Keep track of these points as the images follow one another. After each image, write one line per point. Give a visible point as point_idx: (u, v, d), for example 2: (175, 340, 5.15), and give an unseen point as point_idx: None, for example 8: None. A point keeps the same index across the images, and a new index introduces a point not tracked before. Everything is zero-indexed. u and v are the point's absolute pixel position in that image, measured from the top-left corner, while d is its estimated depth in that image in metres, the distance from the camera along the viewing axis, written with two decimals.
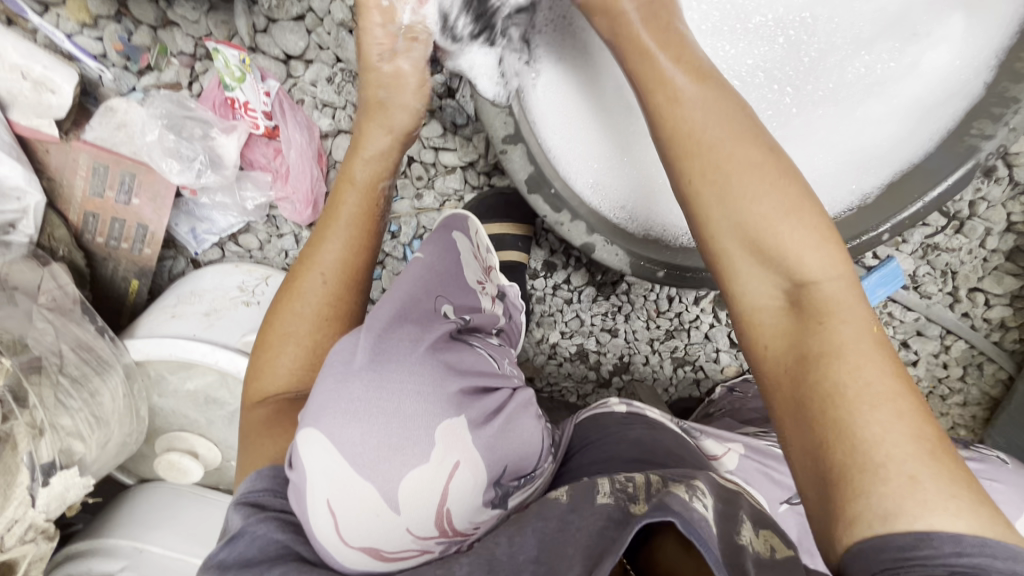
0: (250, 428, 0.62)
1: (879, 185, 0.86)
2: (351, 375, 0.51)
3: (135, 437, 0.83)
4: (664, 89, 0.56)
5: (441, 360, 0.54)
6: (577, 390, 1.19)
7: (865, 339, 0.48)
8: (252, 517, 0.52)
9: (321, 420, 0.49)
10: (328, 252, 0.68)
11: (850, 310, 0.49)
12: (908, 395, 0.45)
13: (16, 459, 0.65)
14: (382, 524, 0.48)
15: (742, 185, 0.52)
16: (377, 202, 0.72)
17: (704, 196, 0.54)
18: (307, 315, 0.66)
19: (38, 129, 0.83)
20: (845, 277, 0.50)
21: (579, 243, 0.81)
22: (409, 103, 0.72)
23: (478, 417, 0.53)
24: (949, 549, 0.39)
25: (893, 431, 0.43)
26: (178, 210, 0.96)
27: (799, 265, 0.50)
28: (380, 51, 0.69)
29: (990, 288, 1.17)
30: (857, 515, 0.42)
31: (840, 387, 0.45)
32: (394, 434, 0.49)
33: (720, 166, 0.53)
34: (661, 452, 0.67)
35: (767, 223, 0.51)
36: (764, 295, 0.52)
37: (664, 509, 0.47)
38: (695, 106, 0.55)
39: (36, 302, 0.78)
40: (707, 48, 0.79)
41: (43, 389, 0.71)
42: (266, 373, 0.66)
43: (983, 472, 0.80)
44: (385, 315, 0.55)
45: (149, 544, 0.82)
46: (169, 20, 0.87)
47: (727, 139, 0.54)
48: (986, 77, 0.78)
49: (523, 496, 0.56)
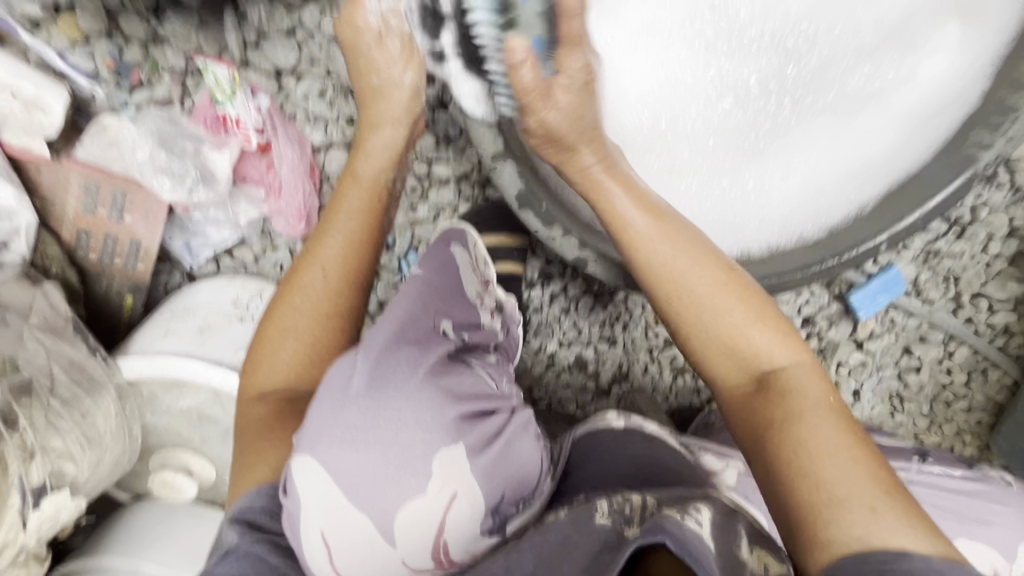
0: (248, 425, 0.61)
1: (877, 195, 0.84)
2: (347, 402, 0.49)
3: (129, 457, 0.83)
4: (629, 203, 0.68)
5: (440, 383, 0.52)
6: (576, 400, 1.16)
7: (819, 401, 0.58)
8: (247, 536, 0.53)
9: (317, 448, 0.48)
10: (330, 247, 0.68)
11: (813, 387, 0.59)
12: (859, 442, 0.54)
13: (7, 481, 0.65)
14: (376, 556, 0.48)
15: (712, 307, 0.64)
16: (378, 193, 0.73)
17: (681, 313, 0.65)
18: (308, 310, 0.65)
19: (29, 148, 0.83)
20: (786, 350, 0.62)
21: (571, 258, 0.80)
22: (400, 80, 0.72)
23: (476, 443, 0.51)
24: (921, 562, 0.46)
25: (849, 471, 0.52)
26: (172, 224, 0.95)
27: (744, 338, 0.62)
28: (367, 38, 0.70)
29: (993, 293, 1.16)
30: (827, 542, 0.49)
31: (801, 439, 0.55)
32: (390, 465, 0.48)
33: (666, 254, 0.66)
34: (656, 465, 0.67)
35: (733, 333, 0.62)
36: (734, 383, 0.62)
37: (657, 528, 0.46)
38: (656, 241, 0.66)
39: (27, 322, 0.78)
40: (704, 63, 0.85)
41: (33, 411, 0.71)
42: (263, 367, 0.64)
43: (987, 494, 0.79)
44: (383, 337, 0.53)
45: (143, 563, 0.82)
46: (160, 37, 0.88)
47: (670, 235, 0.67)
48: (984, 85, 0.75)
49: (524, 519, 0.54)
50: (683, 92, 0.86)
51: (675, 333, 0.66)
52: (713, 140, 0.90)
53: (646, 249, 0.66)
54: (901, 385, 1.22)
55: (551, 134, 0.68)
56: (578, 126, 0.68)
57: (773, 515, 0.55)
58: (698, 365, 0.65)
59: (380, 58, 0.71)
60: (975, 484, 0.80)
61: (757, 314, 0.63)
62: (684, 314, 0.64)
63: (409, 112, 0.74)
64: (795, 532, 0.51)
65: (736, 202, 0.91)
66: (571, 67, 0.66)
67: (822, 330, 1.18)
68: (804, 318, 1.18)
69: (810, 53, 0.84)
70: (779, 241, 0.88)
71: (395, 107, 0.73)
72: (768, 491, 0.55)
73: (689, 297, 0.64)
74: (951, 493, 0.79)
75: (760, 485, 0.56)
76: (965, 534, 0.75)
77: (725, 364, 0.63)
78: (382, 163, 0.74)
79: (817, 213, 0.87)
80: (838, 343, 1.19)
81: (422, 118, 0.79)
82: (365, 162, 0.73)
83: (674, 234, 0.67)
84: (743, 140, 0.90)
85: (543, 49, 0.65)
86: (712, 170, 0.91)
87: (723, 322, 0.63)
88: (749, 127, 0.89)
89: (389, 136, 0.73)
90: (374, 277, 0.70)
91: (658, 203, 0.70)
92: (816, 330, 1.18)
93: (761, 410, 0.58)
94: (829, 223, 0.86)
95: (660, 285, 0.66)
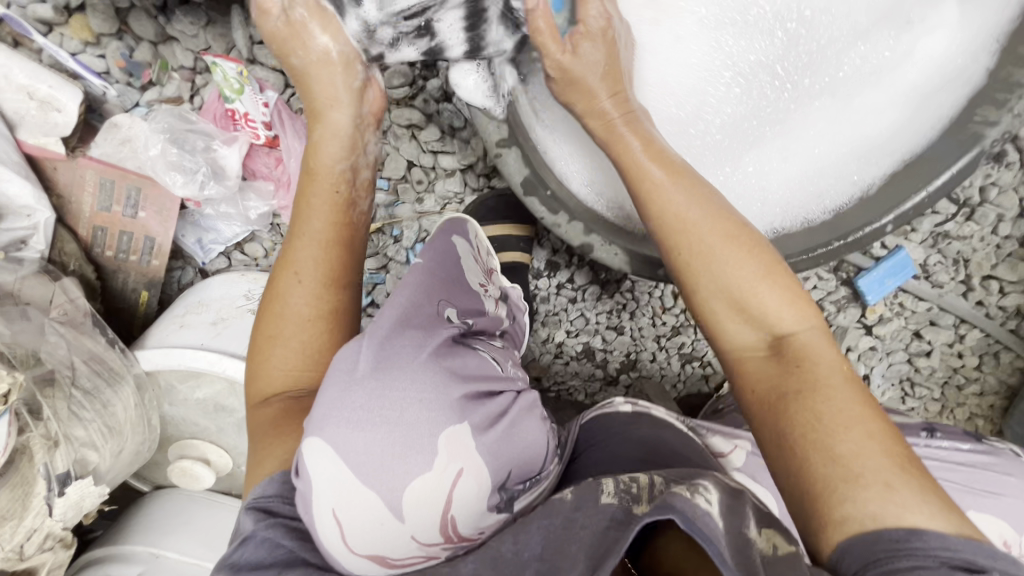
0: (258, 427, 0.61)
1: (882, 176, 0.84)
2: (354, 383, 0.50)
3: (149, 445, 0.85)
4: (646, 157, 0.68)
5: (445, 365, 0.54)
6: (584, 389, 1.17)
7: (833, 371, 0.58)
8: (262, 522, 0.52)
9: (325, 429, 0.49)
10: (302, 252, 0.64)
11: (825, 356, 0.59)
12: (873, 413, 0.55)
13: (33, 469, 0.68)
14: (387, 532, 0.48)
15: (726, 265, 0.62)
16: (342, 183, 0.67)
17: (694, 275, 0.64)
18: (291, 317, 0.63)
19: (45, 147, 0.85)
20: (796, 314, 0.61)
21: (577, 244, 0.81)
22: (321, 56, 0.63)
23: (481, 422, 0.53)
24: (935, 541, 0.47)
25: (866, 445, 0.52)
26: (184, 221, 0.97)
27: (757, 301, 0.61)
28: (273, 18, 0.62)
29: (1004, 275, 1.15)
30: (843, 519, 0.50)
31: (815, 408, 0.55)
32: (396, 442, 0.49)
33: (679, 211, 0.65)
34: (664, 449, 0.67)
35: (747, 296, 0.62)
36: (750, 345, 0.62)
37: (666, 506, 0.47)
38: (675, 194, 0.66)
39: (48, 316, 0.80)
40: (711, 40, 0.80)
41: (56, 401, 0.73)
42: (262, 372, 0.64)
43: (997, 466, 0.79)
44: (389, 320, 0.54)
45: (164, 550, 0.84)
46: (169, 35, 0.89)
47: (683, 193, 0.66)
48: (988, 62, 0.76)
49: (530, 499, 0.55)
50: (696, 70, 0.81)
51: (685, 293, 0.66)
52: (719, 128, 0.87)
53: (663, 202, 0.66)
54: (913, 369, 1.22)
55: (568, 77, 0.67)
56: (603, 75, 0.68)
57: (782, 488, 0.56)
58: (708, 331, 0.65)
59: (295, 36, 0.63)
60: (985, 457, 0.80)
61: (769, 273, 0.62)
62: (698, 270, 0.64)
63: (347, 90, 0.66)
64: (807, 511, 0.52)
65: (740, 187, 0.90)
66: (590, 18, 0.66)
67: (831, 316, 1.18)
68: (812, 303, 1.17)
69: (810, 37, 0.82)
70: (783, 223, 0.88)
71: (331, 87, 0.65)
72: (777, 463, 0.56)
73: (702, 255, 0.63)
74: (957, 467, 0.79)
75: (770, 459, 0.57)
76: (977, 507, 0.76)
77: (737, 326, 0.62)
78: (339, 152, 0.67)
79: (818, 195, 0.88)
80: (847, 327, 1.19)
81: (376, 86, 0.68)
82: (320, 155, 0.67)
83: (687, 189, 0.66)
84: (747, 126, 0.87)
85: (561, 12, 0.67)
86: (718, 153, 0.89)
87: (738, 285, 0.62)
88: (751, 116, 0.87)
89: (339, 122, 0.67)
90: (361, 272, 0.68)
91: (674, 156, 0.70)
92: (825, 315, 1.18)
93: (774, 379, 0.59)
94: (834, 204, 0.86)
95: (675, 241, 0.65)
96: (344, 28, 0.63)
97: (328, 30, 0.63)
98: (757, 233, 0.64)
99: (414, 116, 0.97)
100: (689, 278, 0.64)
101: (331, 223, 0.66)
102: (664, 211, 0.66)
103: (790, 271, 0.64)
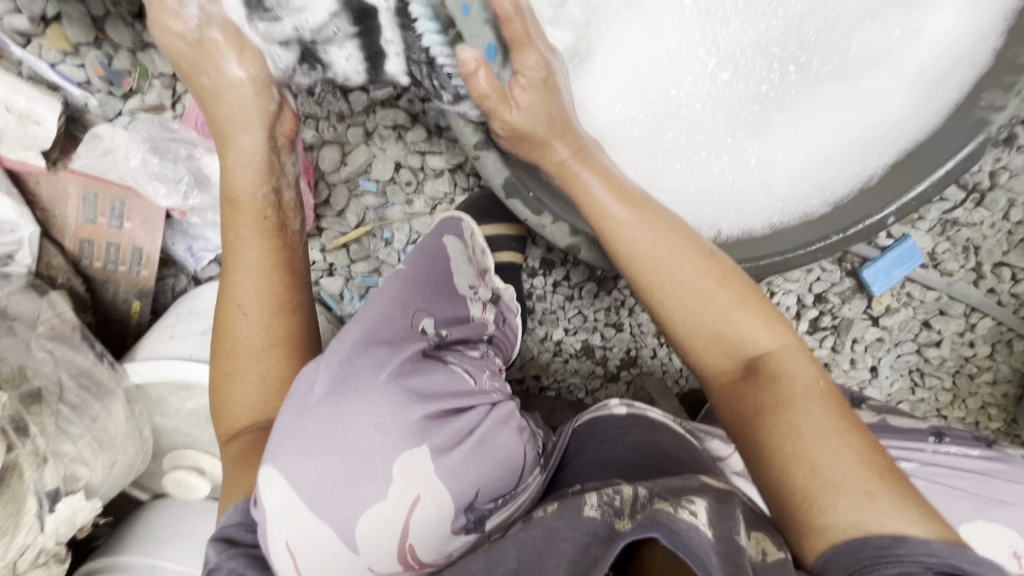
0: (227, 462, 0.61)
1: (883, 165, 0.81)
2: (308, 410, 0.49)
3: (142, 458, 0.85)
4: (602, 185, 0.68)
5: (405, 386, 0.52)
6: (585, 386, 1.15)
7: (808, 387, 0.56)
8: (226, 552, 0.51)
9: (279, 458, 0.48)
10: (241, 285, 0.64)
11: (802, 372, 0.57)
12: (850, 426, 0.53)
13: (22, 487, 0.69)
14: (341, 563, 0.47)
15: (692, 291, 0.61)
16: (269, 211, 0.65)
17: (663, 305, 0.62)
18: (242, 351, 0.63)
19: (26, 160, 0.84)
20: (771, 333, 0.59)
21: (564, 245, 0.79)
22: (230, 76, 0.61)
23: (444, 443, 0.51)
24: (920, 547, 0.46)
25: (841, 455, 0.51)
26: (173, 230, 0.96)
27: (727, 323, 0.59)
28: (182, 38, 0.59)
29: (1016, 261, 1.11)
30: (825, 527, 0.48)
31: (792, 424, 0.53)
32: (350, 470, 0.48)
33: (639, 245, 0.64)
34: (656, 454, 0.65)
35: (720, 323, 0.60)
36: (723, 374, 0.60)
37: (649, 522, 0.45)
38: (635, 227, 0.64)
39: (35, 331, 0.80)
40: (696, 30, 0.81)
41: (44, 418, 0.73)
42: (225, 406, 0.63)
43: (1006, 473, 0.76)
44: (349, 340, 0.53)
45: (161, 559, 0.85)
46: (147, 43, 0.88)
47: (641, 225, 0.64)
48: (995, 42, 0.73)
49: (506, 515, 0.54)
50: (666, 62, 0.81)
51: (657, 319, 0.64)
52: (713, 112, 0.85)
53: (623, 234, 0.65)
54: (922, 359, 1.18)
55: (517, 133, 0.67)
56: (547, 123, 0.67)
57: (761, 497, 0.54)
58: (685, 357, 0.63)
59: (203, 56, 0.60)
60: (994, 464, 0.78)
61: (739, 296, 0.60)
62: (664, 298, 0.62)
63: (258, 111, 0.63)
64: (789, 519, 0.51)
65: (741, 181, 0.87)
66: (526, 67, 0.65)
67: (836, 308, 1.14)
68: (816, 295, 1.14)
69: (813, 16, 0.81)
70: (781, 217, 0.84)
71: (241, 108, 0.62)
72: (755, 474, 0.54)
73: (668, 279, 0.62)
74: (965, 474, 0.77)
75: (750, 470, 0.56)
76: (984, 517, 0.73)
77: (710, 352, 0.60)
78: (253, 178, 0.65)
79: (819, 187, 0.84)
80: (853, 319, 1.15)
81: (291, 113, 0.66)
82: (239, 181, 0.64)
83: (648, 221, 0.65)
84: (748, 114, 0.86)
85: (495, 56, 0.65)
86: (717, 145, 0.87)
87: (707, 307, 0.60)
88: (762, 97, 0.85)
89: (245, 144, 0.63)
90: (309, 292, 0.68)
91: (639, 194, 0.69)
92: (829, 306, 1.15)
93: (749, 397, 0.56)
94: (835, 196, 0.82)
95: (637, 269, 0.64)
96: (263, 58, 0.63)
97: (239, 54, 0.61)
98: (716, 249, 0.65)
99: (398, 117, 0.97)
100: (658, 308, 0.63)
101: (266, 252, 0.65)
102: (624, 244, 0.65)
103: (759, 289, 0.62)
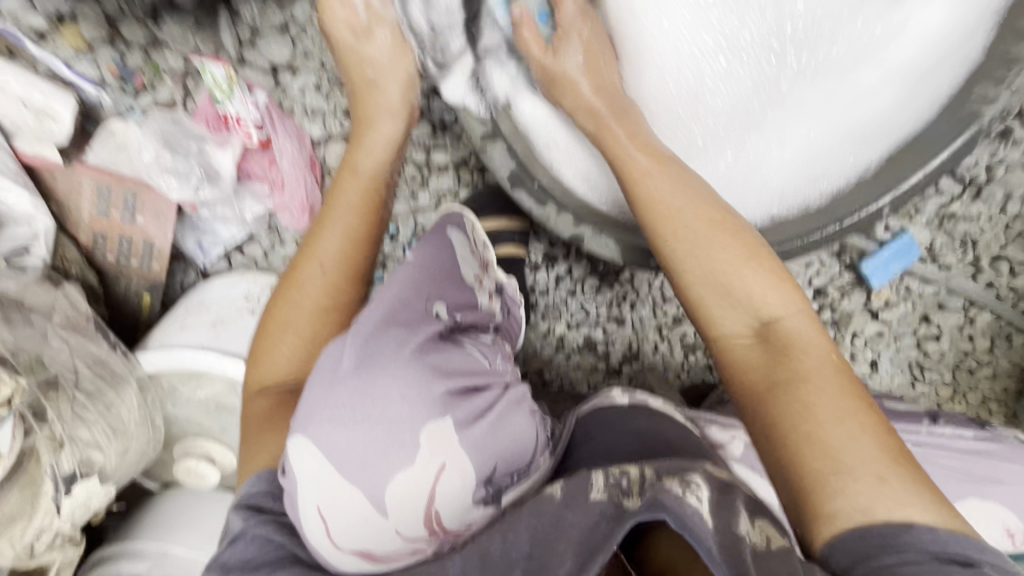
0: (249, 420, 0.62)
1: (879, 156, 0.83)
2: (337, 382, 0.52)
3: (153, 445, 0.87)
4: (631, 145, 0.70)
5: (428, 362, 0.54)
6: (587, 380, 1.16)
7: (819, 355, 0.57)
8: (251, 519, 0.54)
9: (309, 427, 0.50)
10: (326, 243, 0.68)
11: (812, 343, 0.58)
12: (862, 405, 0.53)
13: (40, 471, 0.70)
14: (370, 527, 0.50)
15: (710, 251, 0.63)
16: (377, 189, 0.73)
17: (683, 262, 0.64)
18: (307, 306, 0.66)
19: (43, 155, 0.86)
20: (785, 299, 0.60)
21: (568, 235, 0.80)
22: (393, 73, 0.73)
23: (466, 418, 0.54)
24: (924, 535, 0.46)
25: (854, 439, 0.51)
26: (183, 224, 0.99)
27: (745, 288, 0.61)
28: (353, 31, 0.72)
29: (1014, 255, 1.12)
30: (833, 513, 0.49)
31: (801, 397, 0.54)
32: (379, 439, 0.50)
33: (664, 199, 0.66)
34: (663, 443, 0.66)
35: (731, 279, 0.61)
36: (735, 335, 0.61)
37: (659, 504, 0.46)
38: (660, 181, 0.68)
39: (50, 321, 0.82)
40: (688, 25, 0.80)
41: (60, 404, 0.75)
42: (266, 358, 0.65)
43: (1002, 457, 0.78)
44: (374, 318, 0.56)
45: (173, 547, 0.86)
46: (158, 40, 0.92)
47: (667, 181, 0.68)
48: (987, 36, 0.73)
49: (521, 490, 0.56)
50: (676, 52, 0.82)
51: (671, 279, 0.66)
52: (721, 108, 0.86)
53: (648, 188, 0.67)
54: (922, 353, 1.18)
55: (559, 75, 0.73)
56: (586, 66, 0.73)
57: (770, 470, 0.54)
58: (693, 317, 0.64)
59: (369, 48, 0.73)
60: (992, 449, 0.79)
61: (752, 253, 0.62)
62: (683, 259, 0.64)
63: (405, 105, 0.75)
64: (796, 504, 0.51)
65: (741, 177, 0.90)
66: (567, 15, 0.71)
67: (835, 301, 1.15)
68: (815, 289, 1.15)
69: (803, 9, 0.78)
70: (780, 209, 0.88)
71: (392, 99, 0.74)
72: (765, 447, 0.54)
73: (693, 243, 0.64)
74: (963, 458, 0.79)
75: (756, 440, 0.56)
76: (981, 498, 0.75)
77: (723, 314, 0.61)
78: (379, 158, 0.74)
79: (816, 178, 0.86)
80: (853, 313, 1.16)
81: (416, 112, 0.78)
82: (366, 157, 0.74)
83: (676, 182, 0.67)
84: (744, 109, 0.86)
85: (545, 20, 0.73)
86: (716, 141, 0.89)
87: (727, 270, 0.61)
88: (747, 97, 0.85)
89: (387, 130, 0.74)
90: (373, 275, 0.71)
91: (660, 149, 0.72)
92: (829, 300, 1.16)
93: (762, 367, 0.57)
94: (831, 187, 0.85)
95: (659, 225, 0.66)
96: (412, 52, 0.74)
97: (404, 85, 0.74)
98: (734, 214, 0.66)
99: None
100: (678, 267, 0.64)
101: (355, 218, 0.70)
102: (651, 194, 0.67)
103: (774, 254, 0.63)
